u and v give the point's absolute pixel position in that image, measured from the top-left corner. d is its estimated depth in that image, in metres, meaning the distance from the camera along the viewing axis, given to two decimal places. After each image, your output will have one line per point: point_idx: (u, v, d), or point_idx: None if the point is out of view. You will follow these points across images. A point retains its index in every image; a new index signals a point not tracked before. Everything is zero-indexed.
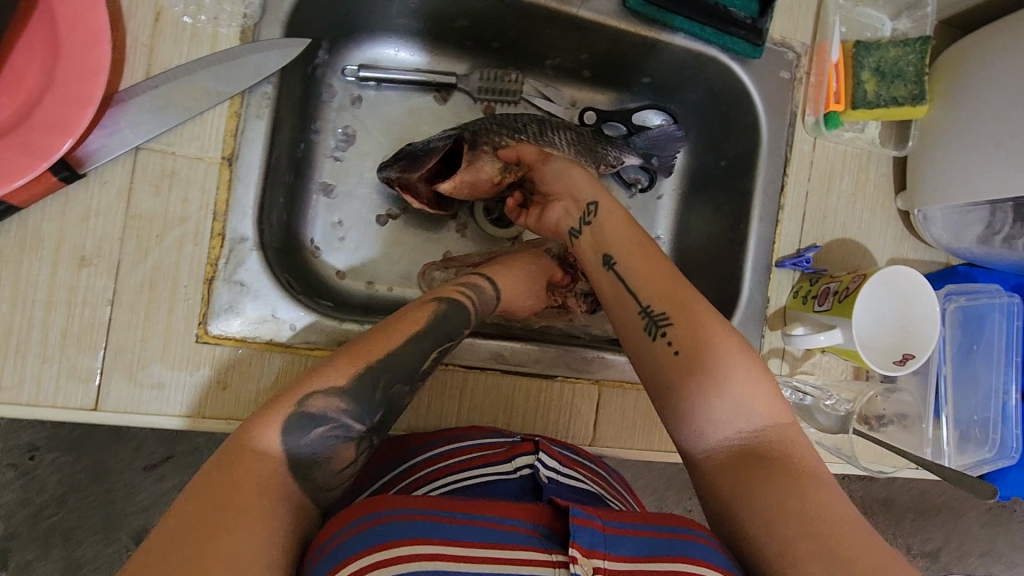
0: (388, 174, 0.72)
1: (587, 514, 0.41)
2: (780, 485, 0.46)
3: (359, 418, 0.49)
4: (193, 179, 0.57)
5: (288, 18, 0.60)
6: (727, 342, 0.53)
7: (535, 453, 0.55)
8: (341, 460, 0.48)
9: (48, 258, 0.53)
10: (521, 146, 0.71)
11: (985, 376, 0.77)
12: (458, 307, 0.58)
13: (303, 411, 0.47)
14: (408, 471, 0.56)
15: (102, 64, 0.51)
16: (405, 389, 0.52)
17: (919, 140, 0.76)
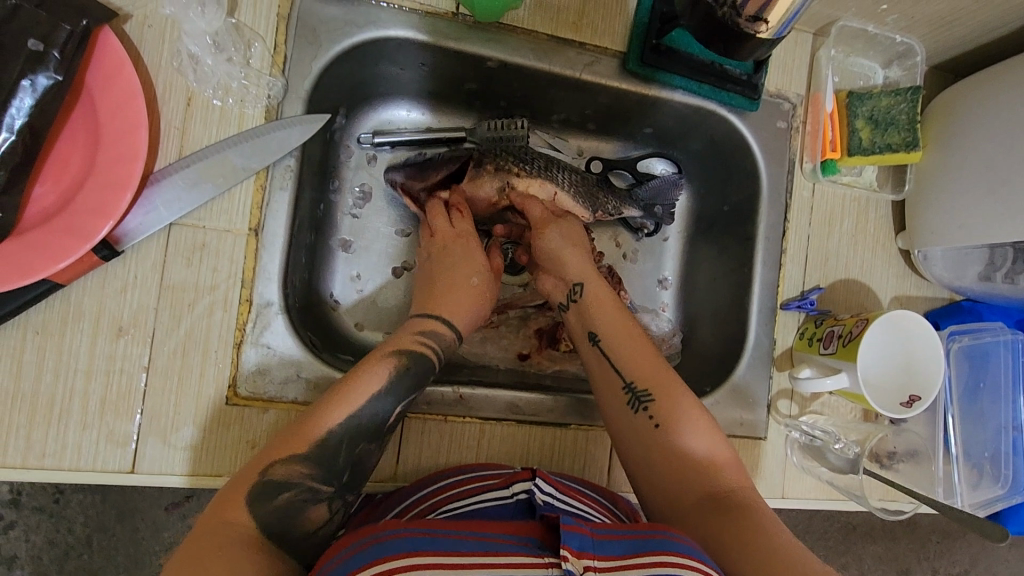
0: (394, 178, 0.76)
1: (575, 521, 0.44)
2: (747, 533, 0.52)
3: (325, 480, 0.54)
4: (222, 250, 0.60)
5: (309, 96, 0.64)
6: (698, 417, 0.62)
7: (532, 479, 0.58)
8: (312, 521, 0.53)
9: (88, 329, 0.57)
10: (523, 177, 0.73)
11: (994, 413, 0.77)
12: (419, 359, 0.62)
13: (270, 480, 0.52)
14: (423, 498, 0.60)
15: (139, 150, 0.55)
16: (370, 447, 0.58)
17: (915, 185, 0.78)
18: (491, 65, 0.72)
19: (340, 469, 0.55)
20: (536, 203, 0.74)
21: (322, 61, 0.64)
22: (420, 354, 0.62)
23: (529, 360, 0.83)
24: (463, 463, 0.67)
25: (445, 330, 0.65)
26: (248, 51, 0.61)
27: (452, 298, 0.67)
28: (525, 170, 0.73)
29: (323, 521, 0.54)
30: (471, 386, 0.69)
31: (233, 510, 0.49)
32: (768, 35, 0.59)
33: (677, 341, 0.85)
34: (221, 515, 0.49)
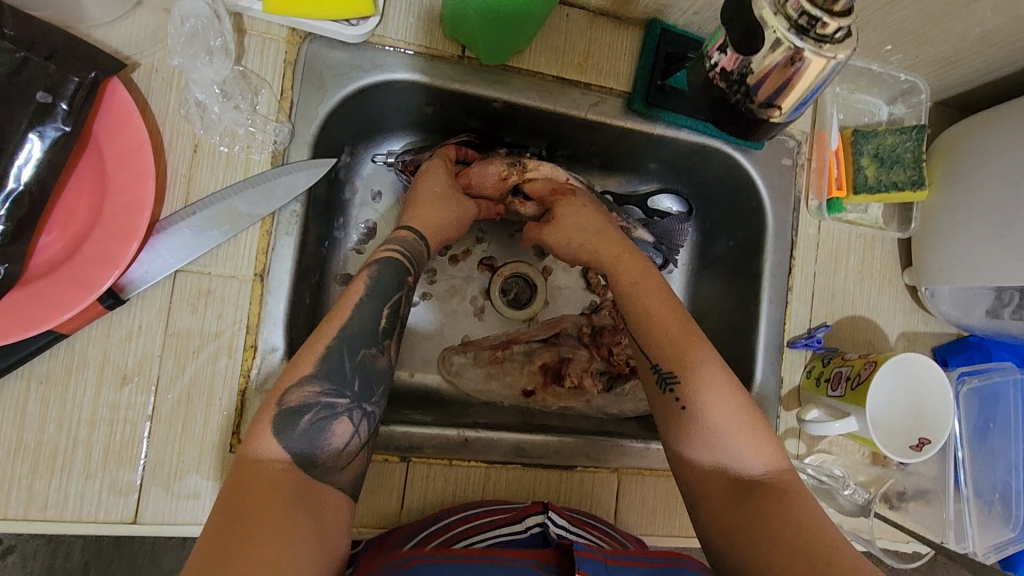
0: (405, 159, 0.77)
1: (589, 550, 0.50)
2: (776, 523, 0.52)
3: (337, 394, 0.54)
4: (227, 296, 0.60)
5: (314, 140, 0.64)
6: (728, 398, 0.59)
7: (544, 513, 0.61)
8: (339, 436, 0.53)
9: (92, 379, 0.57)
10: (531, 158, 0.75)
11: (1004, 454, 0.76)
12: (392, 267, 0.62)
13: (288, 407, 0.52)
14: (440, 528, 0.60)
15: (146, 199, 0.55)
16: (371, 352, 0.57)
17: (921, 223, 0.78)
18: (496, 106, 0.72)
19: (349, 377, 0.55)
20: (542, 177, 0.75)
21: (328, 105, 0.64)
22: (392, 263, 0.62)
23: (533, 397, 0.83)
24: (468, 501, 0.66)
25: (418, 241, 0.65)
26: (255, 98, 0.61)
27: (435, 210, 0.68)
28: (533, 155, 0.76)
29: (349, 437, 0.54)
30: (476, 429, 0.68)
31: (264, 446, 0.50)
32: (780, 119, 0.52)
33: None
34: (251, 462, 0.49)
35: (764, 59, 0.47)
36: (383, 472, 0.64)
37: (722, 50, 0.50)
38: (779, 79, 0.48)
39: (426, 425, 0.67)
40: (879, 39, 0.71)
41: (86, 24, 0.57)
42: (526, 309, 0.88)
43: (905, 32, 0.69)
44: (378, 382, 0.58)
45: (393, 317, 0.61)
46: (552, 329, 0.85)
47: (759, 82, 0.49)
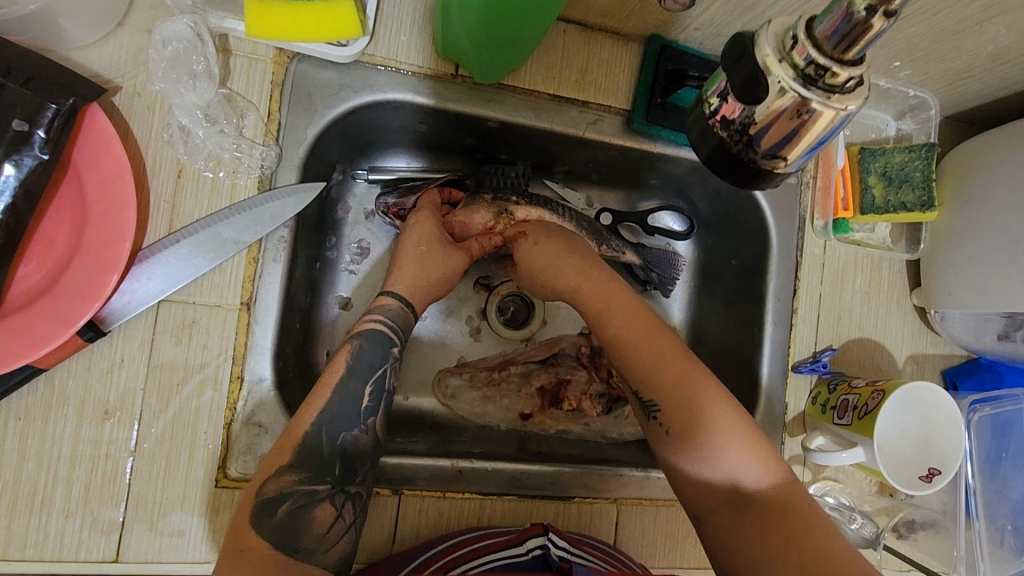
0: (387, 201, 0.75)
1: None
2: (777, 548, 0.51)
3: (317, 479, 0.55)
4: (212, 326, 0.58)
5: (303, 163, 0.62)
6: (716, 415, 0.57)
7: (545, 534, 0.59)
8: (321, 522, 0.53)
9: (72, 414, 0.55)
10: (521, 206, 0.72)
11: (1016, 483, 0.74)
12: (377, 340, 0.62)
13: (264, 499, 0.52)
14: (433, 557, 0.58)
15: (127, 229, 0.54)
16: (353, 434, 0.57)
17: (931, 244, 0.75)
18: (492, 125, 0.70)
19: (329, 462, 0.55)
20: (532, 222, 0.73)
21: (316, 127, 0.62)
22: (376, 336, 0.62)
23: (530, 420, 0.81)
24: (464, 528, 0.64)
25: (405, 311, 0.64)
26: (241, 121, 0.59)
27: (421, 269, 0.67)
28: (523, 198, 0.73)
29: (332, 521, 0.54)
30: (471, 460, 0.66)
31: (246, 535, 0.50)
32: (787, 169, 0.49)
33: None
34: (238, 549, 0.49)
35: (770, 105, 0.43)
36: (374, 505, 0.63)
37: (721, 97, 0.47)
38: (786, 128, 0.44)
39: (418, 456, 0.65)
40: (887, 55, 0.69)
41: (65, 46, 0.55)
42: (524, 330, 0.86)
43: (915, 48, 0.66)
44: (358, 462, 0.57)
45: (377, 391, 0.61)
46: (549, 350, 0.83)
47: (762, 131, 0.46)
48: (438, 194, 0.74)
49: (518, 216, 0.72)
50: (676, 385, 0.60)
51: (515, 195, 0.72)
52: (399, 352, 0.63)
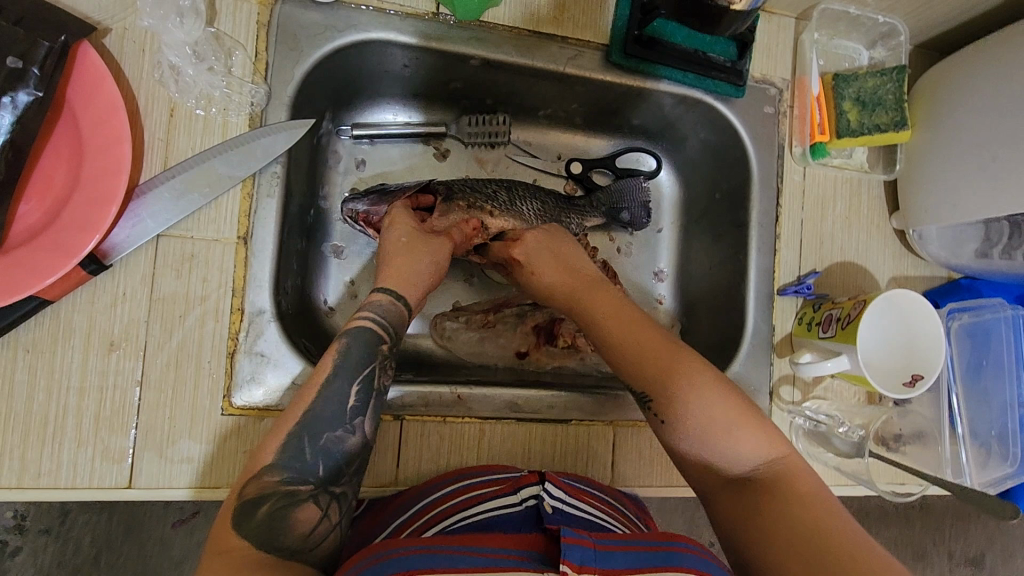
0: (354, 208, 0.74)
1: (577, 533, 0.44)
2: (779, 526, 0.49)
3: (301, 479, 0.50)
4: (211, 260, 0.60)
5: (292, 102, 0.64)
6: (714, 395, 0.55)
7: (540, 483, 0.57)
8: (305, 524, 0.48)
9: (79, 346, 0.56)
10: (496, 215, 0.74)
11: (997, 390, 0.76)
12: (363, 337, 0.58)
13: (244, 499, 0.48)
14: (423, 510, 0.59)
15: (124, 162, 0.55)
16: (337, 434, 0.53)
17: (906, 163, 0.78)
18: (475, 63, 0.72)
19: (311, 462, 0.51)
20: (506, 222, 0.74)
21: (304, 66, 0.64)
22: (366, 333, 0.58)
23: (527, 358, 0.83)
24: (464, 468, 0.65)
25: (392, 304, 0.61)
26: (230, 60, 0.61)
27: (406, 258, 0.64)
28: (496, 206, 0.75)
29: (318, 521, 0.49)
30: (469, 386, 0.69)
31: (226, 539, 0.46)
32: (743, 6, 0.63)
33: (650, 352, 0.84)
34: (215, 551, 0.45)
35: None
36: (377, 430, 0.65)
37: None
38: None
39: (418, 384, 0.67)
40: None
41: None
42: None
43: None
44: (348, 458, 0.53)
45: (366, 391, 0.56)
46: None
47: None
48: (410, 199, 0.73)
49: (495, 228, 0.74)
50: (664, 364, 0.57)
51: (490, 205, 0.74)
52: (387, 349, 0.59)
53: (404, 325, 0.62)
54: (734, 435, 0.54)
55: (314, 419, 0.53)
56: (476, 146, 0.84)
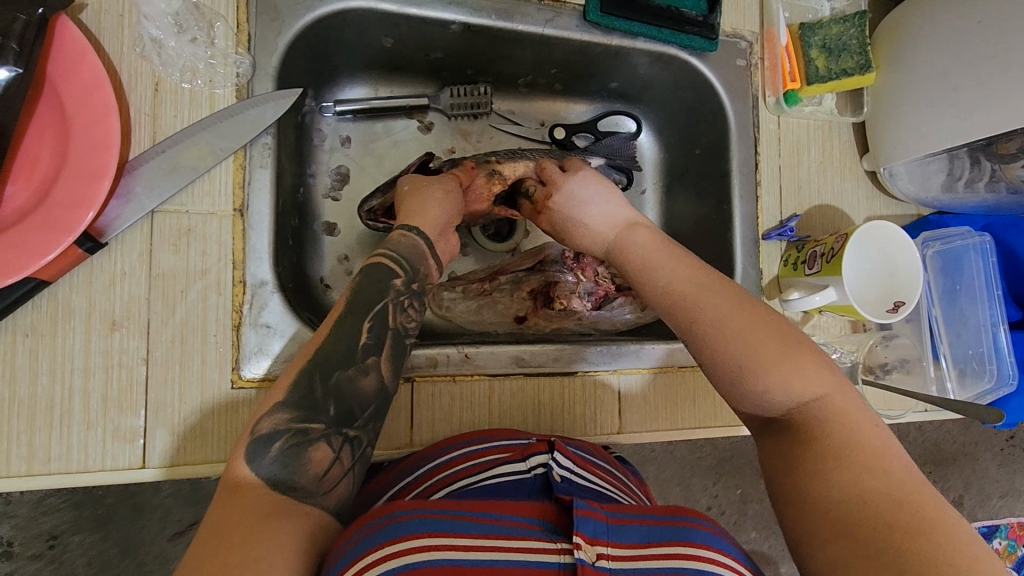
0: (371, 204, 0.75)
1: (590, 506, 0.45)
2: (812, 467, 0.46)
3: (312, 419, 0.53)
4: (208, 234, 0.60)
5: (277, 72, 0.64)
6: (755, 334, 0.52)
7: (549, 452, 0.57)
8: (318, 463, 0.52)
9: (80, 327, 0.56)
10: (505, 163, 0.75)
11: (972, 312, 0.80)
12: (375, 272, 0.60)
13: (260, 434, 0.51)
14: (431, 472, 0.59)
15: (113, 136, 0.54)
16: (348, 374, 0.55)
17: (873, 105, 0.82)
18: (455, 29, 0.73)
19: (321, 402, 0.53)
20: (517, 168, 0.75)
21: (287, 37, 0.64)
22: (374, 264, 0.61)
23: (526, 323, 0.83)
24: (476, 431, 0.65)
25: (408, 238, 0.63)
26: (212, 31, 0.61)
27: (415, 199, 0.67)
28: (501, 158, 0.76)
29: (330, 462, 0.52)
30: (475, 345, 0.69)
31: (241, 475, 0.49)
32: None
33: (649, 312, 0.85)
34: (232, 488, 0.48)
35: None
36: None
37: None
38: None
39: (427, 345, 0.68)
40: None
41: None
42: (509, 241, 0.90)
43: None
44: (361, 403, 0.56)
45: (379, 328, 0.58)
46: (536, 257, 0.86)
47: None
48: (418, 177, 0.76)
49: (506, 174, 0.75)
50: (695, 306, 0.56)
51: (496, 157, 0.76)
52: (400, 285, 0.60)
53: (423, 256, 0.63)
54: (782, 381, 0.50)
55: (325, 374, 0.54)
56: (459, 118, 0.85)
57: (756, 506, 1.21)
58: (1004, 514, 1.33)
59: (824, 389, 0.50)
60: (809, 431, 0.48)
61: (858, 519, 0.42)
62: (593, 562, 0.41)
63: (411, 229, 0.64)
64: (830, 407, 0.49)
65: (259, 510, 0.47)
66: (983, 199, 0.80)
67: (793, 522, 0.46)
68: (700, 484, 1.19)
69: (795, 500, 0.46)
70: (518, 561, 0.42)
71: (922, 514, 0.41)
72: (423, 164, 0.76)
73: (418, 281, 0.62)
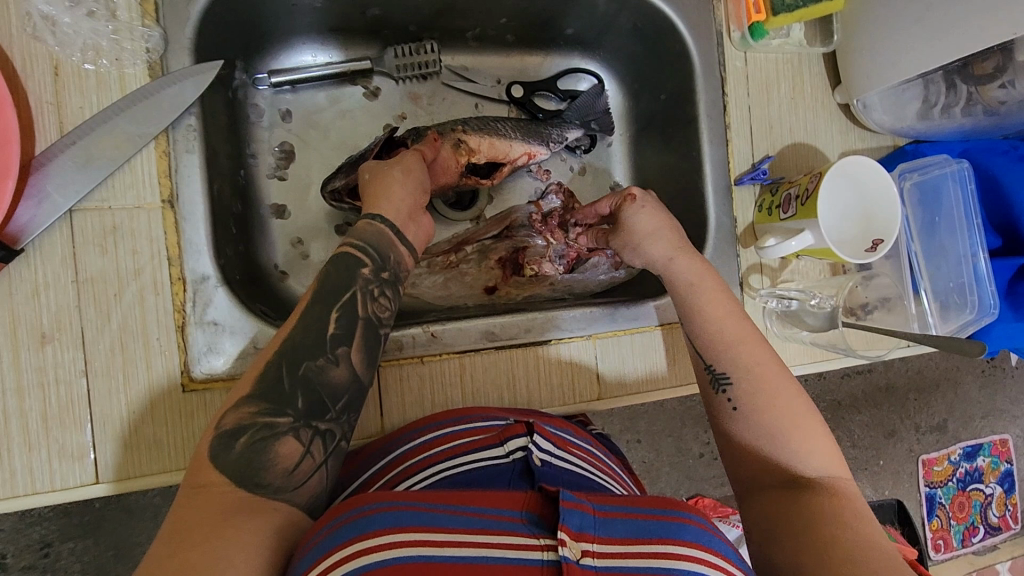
0: (333, 185, 0.71)
1: (577, 497, 0.42)
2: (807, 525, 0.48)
3: (279, 412, 0.50)
4: (136, 230, 0.55)
5: (194, 45, 0.58)
6: (790, 402, 0.56)
7: (529, 434, 0.53)
8: (287, 458, 0.49)
9: (8, 343, 0.52)
10: (470, 132, 0.74)
11: (951, 243, 0.78)
12: (344, 262, 0.57)
13: (224, 431, 0.48)
14: (402, 456, 0.57)
15: (11, 131, 0.49)
16: (318, 363, 0.52)
17: (843, 33, 0.77)
18: None
19: (289, 394, 0.51)
20: (485, 141, 0.75)
21: (199, 4, 0.57)
22: (341, 258, 0.57)
23: (497, 293, 0.79)
24: (451, 410, 0.62)
25: (376, 228, 0.59)
26: (112, 3, 0.55)
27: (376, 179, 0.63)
28: (469, 127, 0.74)
29: (300, 456, 0.50)
30: (441, 322, 0.67)
31: (202, 472, 0.47)
32: None
33: (625, 272, 0.82)
34: (195, 485, 0.46)
35: None
36: None
37: None
38: None
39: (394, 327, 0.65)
40: None
41: None
42: (472, 210, 0.85)
43: None
44: (333, 395, 0.53)
45: (348, 319, 0.55)
46: (502, 223, 0.82)
47: None
48: (382, 158, 0.71)
49: (473, 144, 0.74)
50: (752, 361, 0.58)
51: (461, 126, 0.74)
52: (368, 274, 0.57)
53: (391, 243, 0.59)
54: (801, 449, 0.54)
55: (287, 366, 0.51)
56: (408, 79, 0.79)
57: None
58: (987, 432, 1.36)
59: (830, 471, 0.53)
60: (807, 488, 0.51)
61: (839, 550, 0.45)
62: (577, 560, 0.39)
63: (375, 216, 0.60)
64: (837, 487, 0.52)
65: (216, 509, 0.44)
66: (959, 124, 0.77)
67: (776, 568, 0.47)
68: (691, 433, 1.19)
69: (786, 543, 0.48)
70: (494, 557, 0.39)
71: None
72: (384, 142, 0.71)
73: (389, 269, 0.59)
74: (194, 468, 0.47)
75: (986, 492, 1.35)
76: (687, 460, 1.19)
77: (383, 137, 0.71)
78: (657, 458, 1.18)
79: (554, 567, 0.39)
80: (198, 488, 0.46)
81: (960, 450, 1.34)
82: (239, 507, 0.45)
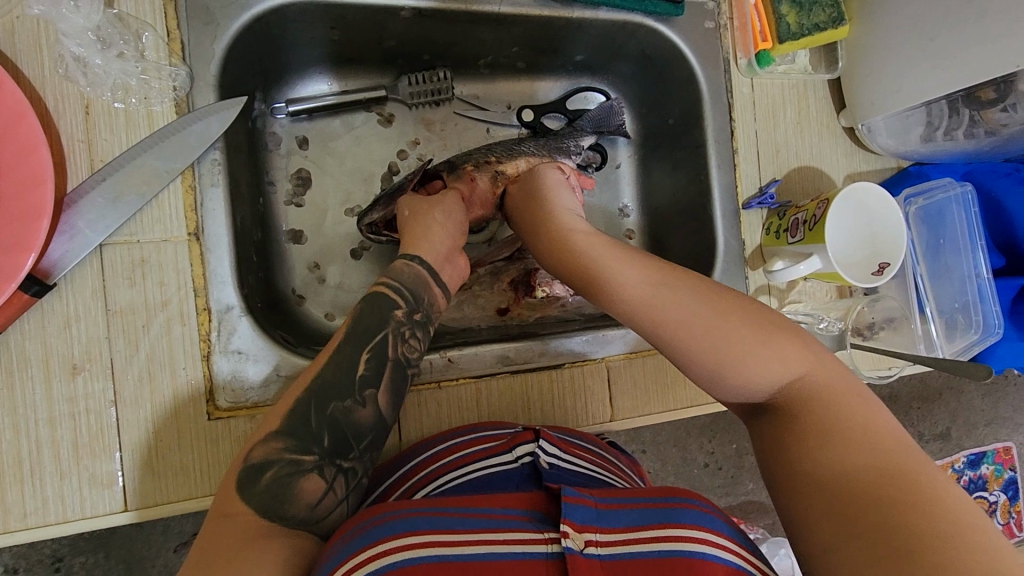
0: (371, 218, 0.70)
1: (579, 492, 0.43)
2: (797, 460, 0.45)
3: (304, 449, 0.52)
4: (164, 262, 0.56)
5: (218, 81, 0.60)
6: (729, 326, 0.52)
7: (536, 440, 0.56)
8: (311, 493, 0.50)
9: (39, 374, 0.53)
10: (506, 162, 0.72)
11: (956, 264, 0.80)
12: (379, 302, 0.59)
13: (251, 464, 0.50)
14: (419, 466, 0.58)
15: (45, 170, 0.51)
16: (345, 405, 0.54)
17: (847, 59, 0.79)
18: (406, 15, 0.69)
19: (316, 432, 0.52)
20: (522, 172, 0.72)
21: (223, 41, 0.59)
22: (374, 296, 0.59)
23: (509, 315, 0.81)
24: (466, 425, 0.64)
25: (411, 268, 0.61)
26: (140, 43, 0.57)
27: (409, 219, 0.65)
28: (502, 155, 0.73)
29: (323, 492, 0.51)
30: (458, 348, 0.68)
31: (230, 503, 0.48)
32: None
33: None
34: (223, 514, 0.48)
35: None
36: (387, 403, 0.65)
37: None
38: None
39: None
40: None
41: None
42: (485, 232, 0.85)
43: None
44: (358, 434, 0.54)
45: (379, 358, 0.57)
46: (514, 245, 0.80)
47: None
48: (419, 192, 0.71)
49: (510, 173, 0.72)
50: (664, 303, 0.54)
51: (495, 155, 0.72)
52: (402, 315, 0.59)
53: (426, 285, 0.61)
54: (755, 366, 0.50)
55: (316, 405, 0.53)
56: (421, 105, 0.81)
57: (752, 459, 1.22)
58: (990, 441, 1.36)
59: (804, 371, 0.50)
60: (787, 417, 0.48)
61: (857, 504, 0.40)
62: (581, 551, 0.39)
63: (414, 257, 0.62)
64: (818, 389, 0.49)
65: (243, 537, 0.46)
66: (962, 146, 0.79)
67: (788, 508, 0.45)
68: (697, 443, 1.20)
69: (787, 483, 0.45)
70: (504, 553, 0.40)
71: (900, 505, 0.39)
72: (421, 174, 0.71)
73: (422, 310, 0.60)
74: (222, 498, 0.49)
75: (990, 499, 1.35)
76: (693, 470, 1.20)
77: (420, 169, 0.70)
78: (662, 468, 1.19)
79: (559, 559, 0.40)
80: (225, 518, 0.47)
81: (963, 458, 1.35)
82: (266, 535, 0.47)
